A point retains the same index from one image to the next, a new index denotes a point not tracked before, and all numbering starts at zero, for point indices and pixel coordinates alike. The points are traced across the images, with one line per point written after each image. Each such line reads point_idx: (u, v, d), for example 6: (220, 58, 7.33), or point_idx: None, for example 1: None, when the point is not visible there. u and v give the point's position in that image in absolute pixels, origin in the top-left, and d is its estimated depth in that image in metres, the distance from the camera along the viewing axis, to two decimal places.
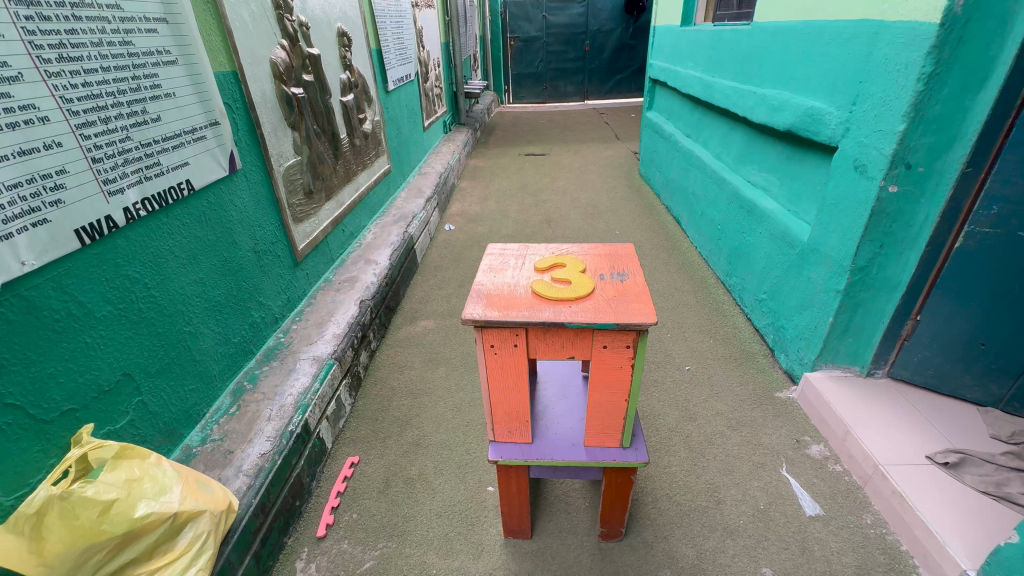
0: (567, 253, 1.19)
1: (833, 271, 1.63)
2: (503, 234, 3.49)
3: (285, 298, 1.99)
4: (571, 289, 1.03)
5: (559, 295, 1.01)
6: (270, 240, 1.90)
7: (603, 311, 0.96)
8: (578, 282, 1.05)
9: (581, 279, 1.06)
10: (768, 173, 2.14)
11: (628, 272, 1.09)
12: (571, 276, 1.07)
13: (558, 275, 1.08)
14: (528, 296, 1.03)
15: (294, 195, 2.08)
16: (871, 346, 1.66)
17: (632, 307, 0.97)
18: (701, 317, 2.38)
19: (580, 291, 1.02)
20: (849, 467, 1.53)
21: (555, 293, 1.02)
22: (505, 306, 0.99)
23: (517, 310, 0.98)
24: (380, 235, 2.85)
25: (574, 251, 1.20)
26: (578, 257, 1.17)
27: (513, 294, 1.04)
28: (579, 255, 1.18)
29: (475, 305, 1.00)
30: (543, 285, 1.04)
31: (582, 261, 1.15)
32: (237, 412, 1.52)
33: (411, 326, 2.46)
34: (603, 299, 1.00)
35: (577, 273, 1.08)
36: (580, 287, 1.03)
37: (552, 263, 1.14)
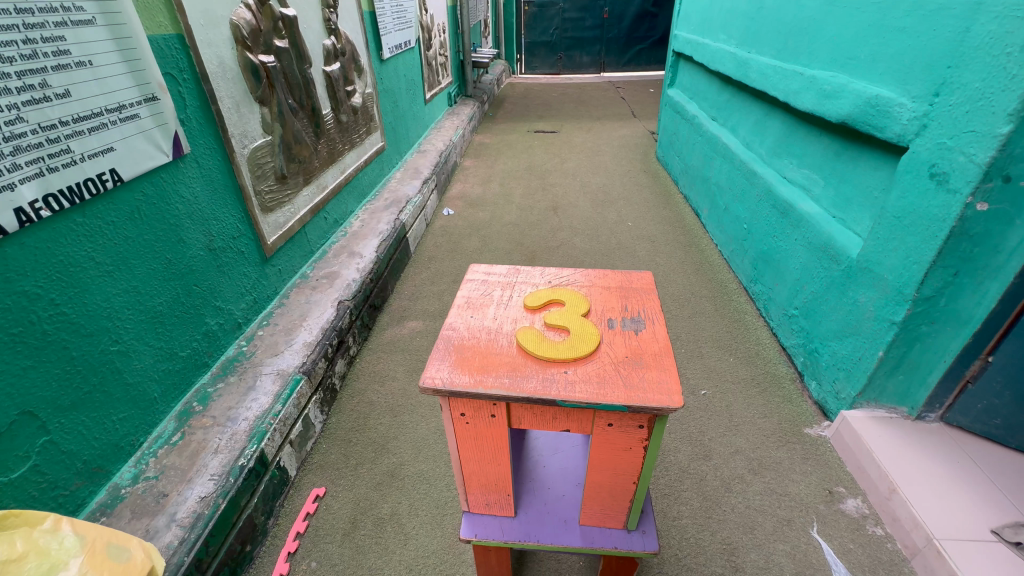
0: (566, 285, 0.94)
1: (888, 298, 1.36)
2: (506, 221, 3.22)
3: (250, 299, 1.76)
4: (568, 342, 0.78)
5: (552, 352, 0.76)
6: (232, 234, 1.66)
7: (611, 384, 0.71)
8: (578, 333, 0.80)
9: (583, 329, 0.81)
10: (810, 171, 1.84)
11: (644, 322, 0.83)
12: (569, 322, 0.82)
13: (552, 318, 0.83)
14: (512, 350, 0.78)
15: (263, 182, 1.83)
16: (926, 386, 1.41)
17: (651, 378, 0.71)
18: (720, 330, 2.12)
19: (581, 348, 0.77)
20: (892, 531, 1.30)
21: (547, 348, 0.77)
22: (479, 368, 0.75)
23: (495, 376, 0.73)
24: (368, 223, 2.59)
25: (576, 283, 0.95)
26: (581, 292, 0.92)
27: (492, 347, 0.79)
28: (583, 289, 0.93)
29: (441, 365, 0.76)
30: (532, 335, 0.80)
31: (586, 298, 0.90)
32: (181, 442, 1.32)
33: (398, 327, 2.24)
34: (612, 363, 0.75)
35: (577, 317, 0.83)
36: (579, 340, 0.78)
37: (546, 298, 0.89)
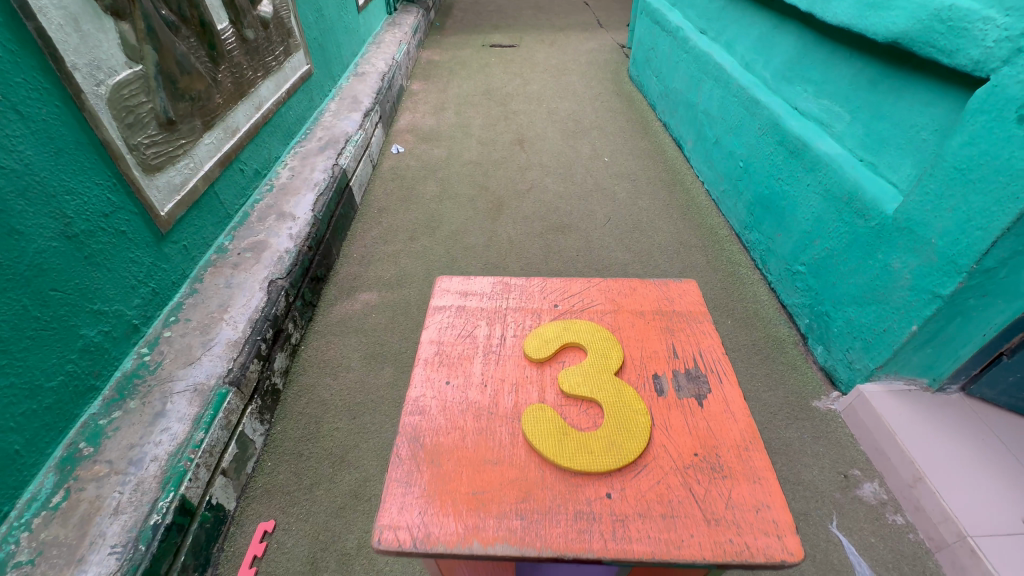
0: (576, 330, 1.07)
1: (933, 267, 1.15)
2: (465, 159, 2.79)
3: (148, 291, 1.36)
4: (602, 429, 0.88)
5: (588, 449, 0.85)
6: (100, 210, 1.22)
7: (695, 515, 0.77)
8: (614, 414, 0.90)
9: (625, 411, 0.91)
10: (832, 102, 1.55)
11: (724, 414, 0.91)
12: (598, 395, 0.94)
13: (577, 388, 0.96)
14: (517, 456, 0.86)
15: (139, 132, 1.35)
16: (956, 359, 1.27)
17: (746, 504, 0.78)
18: (714, 287, 1.92)
19: (634, 442, 0.86)
20: (914, 520, 1.21)
21: (577, 443, 0.86)
22: (484, 501, 0.79)
23: (497, 507, 0.78)
24: (299, 171, 2.11)
25: (588, 329, 1.08)
26: (592, 340, 1.05)
27: (487, 462, 0.84)
28: (594, 333, 1.07)
29: (412, 510, 0.78)
30: (557, 421, 0.89)
31: (612, 352, 1.02)
32: (65, 505, 1.00)
33: (348, 301, 1.90)
34: (681, 474, 0.83)
35: (607, 384, 0.96)
36: (619, 427, 0.88)
37: (553, 349, 1.03)
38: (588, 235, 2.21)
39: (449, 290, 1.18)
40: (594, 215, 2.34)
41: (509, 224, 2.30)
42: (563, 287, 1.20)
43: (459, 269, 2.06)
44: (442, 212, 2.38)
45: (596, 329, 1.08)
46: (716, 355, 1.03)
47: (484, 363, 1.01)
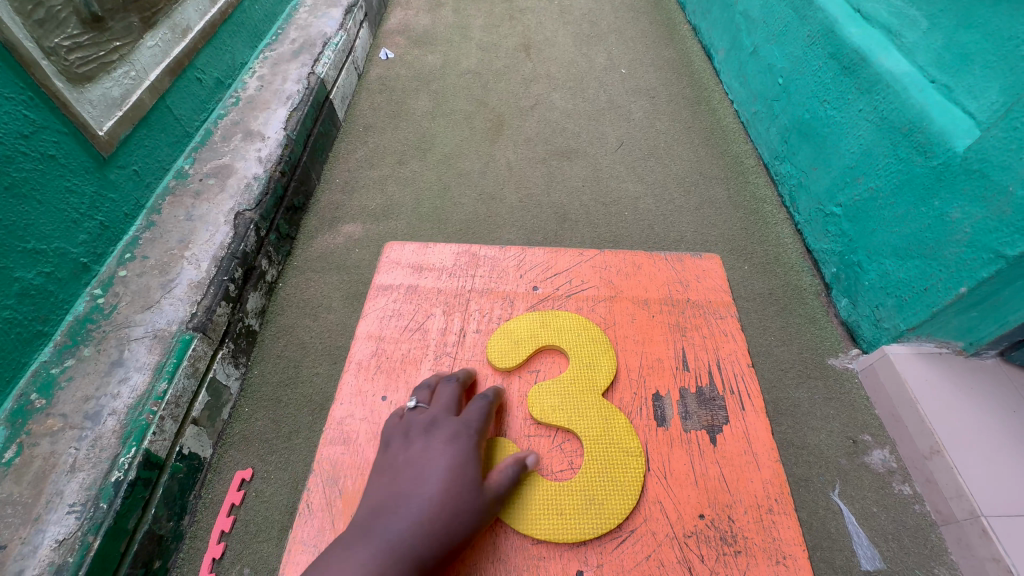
0: (555, 333, 0.97)
1: (1003, 222, 0.98)
2: (463, 68, 2.46)
3: (96, 226, 1.22)
4: (579, 482, 0.82)
5: (557, 512, 0.78)
6: (17, 130, 1.04)
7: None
8: (596, 459, 0.83)
9: (612, 456, 0.83)
10: (908, 3, 1.25)
11: (742, 457, 0.83)
12: (578, 428, 0.86)
13: (550, 415, 0.87)
14: None
15: (55, 31, 1.12)
16: (1002, 323, 1.09)
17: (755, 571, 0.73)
18: (733, 227, 1.73)
19: (619, 502, 0.79)
20: (922, 491, 1.14)
21: (544, 499, 0.80)
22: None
23: None
24: (269, 81, 1.84)
25: (574, 331, 0.97)
26: (576, 347, 0.94)
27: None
28: (581, 336, 0.96)
29: None
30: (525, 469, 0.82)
31: (598, 367, 0.92)
32: (19, 461, 0.94)
33: (330, 234, 1.75)
34: (680, 544, 0.76)
35: (592, 416, 0.87)
36: (597, 479, 0.81)
37: (524, 355, 0.94)
38: (597, 162, 1.98)
39: (400, 263, 1.08)
40: (605, 138, 2.08)
41: (509, 148, 2.06)
42: (546, 263, 1.07)
43: (451, 199, 1.87)
44: (434, 131, 2.13)
45: (585, 330, 0.97)
46: (739, 366, 0.92)
47: (432, 371, 0.93)
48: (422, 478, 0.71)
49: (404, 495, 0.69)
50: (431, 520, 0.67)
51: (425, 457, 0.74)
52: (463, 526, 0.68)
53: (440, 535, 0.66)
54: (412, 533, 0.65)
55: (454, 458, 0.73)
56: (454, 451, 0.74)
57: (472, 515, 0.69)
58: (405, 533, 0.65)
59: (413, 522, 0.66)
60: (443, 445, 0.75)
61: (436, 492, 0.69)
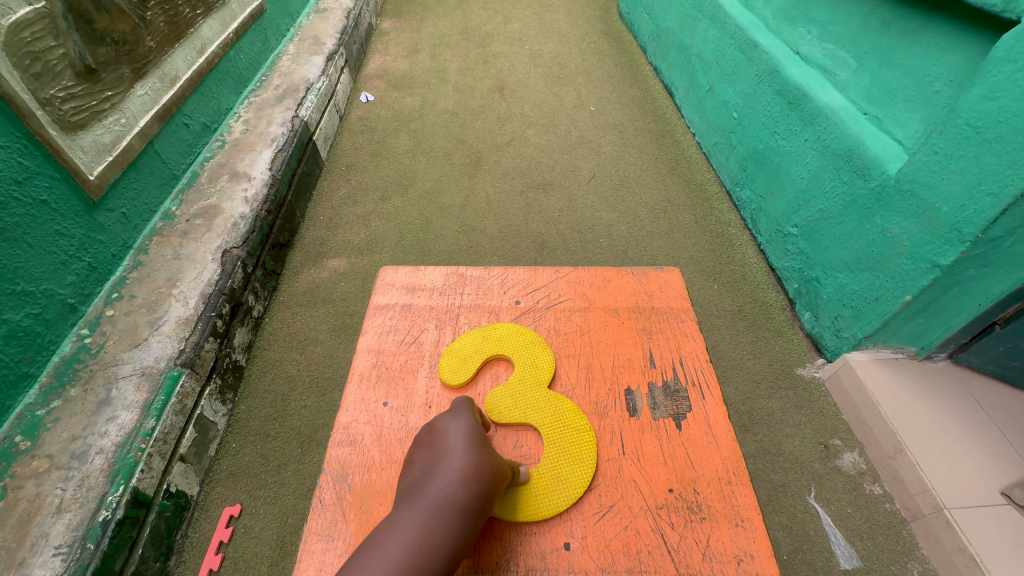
0: (494, 343, 1.02)
1: (934, 235, 1.08)
2: (441, 108, 2.58)
3: (84, 267, 1.23)
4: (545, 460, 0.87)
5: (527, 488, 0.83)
6: (11, 177, 1.07)
7: (667, 568, 0.75)
8: (552, 440, 0.88)
9: (566, 434, 0.89)
10: (838, 47, 1.41)
11: (704, 438, 0.89)
12: (533, 418, 0.91)
13: (507, 414, 0.93)
14: None
15: (51, 83, 1.17)
16: (947, 328, 1.21)
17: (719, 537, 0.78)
18: (702, 249, 1.83)
19: (580, 470, 0.85)
20: (891, 490, 1.21)
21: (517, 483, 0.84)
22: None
23: None
24: (254, 125, 1.91)
25: (507, 338, 1.02)
26: (517, 350, 1.00)
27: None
28: (513, 340, 1.02)
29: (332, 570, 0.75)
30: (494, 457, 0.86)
31: (541, 363, 0.99)
32: (2, 505, 0.93)
33: (315, 269, 1.79)
34: (653, 515, 0.80)
35: (542, 404, 0.93)
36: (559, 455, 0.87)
37: (474, 369, 0.98)
38: (571, 193, 2.09)
39: (394, 285, 1.13)
40: (578, 171, 2.20)
41: (488, 182, 2.16)
42: (527, 280, 1.14)
43: (433, 232, 1.94)
44: (415, 169, 2.22)
45: (516, 333, 1.03)
46: (699, 362, 0.99)
47: (429, 378, 0.97)
48: (449, 442, 0.72)
49: (433, 464, 0.69)
50: (466, 476, 0.68)
51: (443, 429, 0.75)
52: (491, 482, 0.70)
53: (473, 485, 0.67)
54: (455, 485, 0.66)
55: (471, 425, 0.76)
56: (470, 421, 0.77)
57: (495, 472, 0.72)
58: (446, 489, 0.65)
59: (453, 477, 0.67)
60: (456, 416, 0.77)
61: (467, 449, 0.71)
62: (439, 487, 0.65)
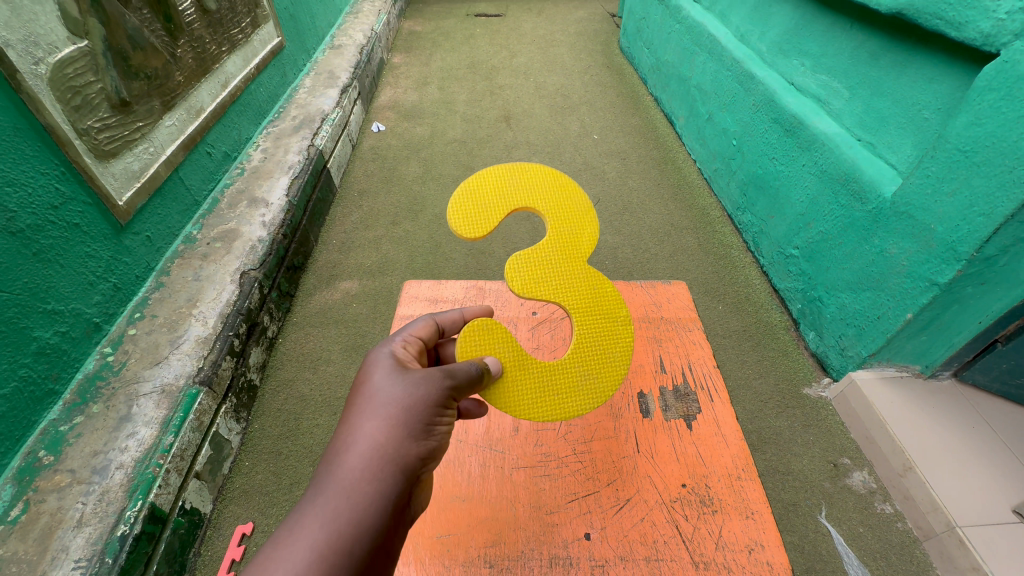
0: (527, 189, 0.93)
1: (931, 254, 1.11)
2: (449, 138, 2.68)
3: (109, 287, 1.28)
4: (576, 352, 0.88)
5: (546, 386, 0.86)
6: (48, 202, 1.13)
7: (683, 556, 0.82)
8: (589, 326, 0.89)
9: (603, 321, 0.90)
10: (831, 78, 1.49)
11: (713, 438, 0.97)
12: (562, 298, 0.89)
13: (533, 287, 0.88)
14: (486, 491, 0.91)
15: (88, 115, 1.25)
16: (949, 346, 1.23)
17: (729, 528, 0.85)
18: (705, 271, 1.87)
19: (614, 367, 0.89)
20: (903, 508, 1.21)
21: (536, 380, 0.86)
22: (451, 545, 0.84)
23: (465, 550, 0.83)
24: (272, 153, 2.00)
25: (544, 189, 0.94)
26: (554, 203, 0.93)
27: (455, 499, 0.89)
28: (550, 192, 0.94)
29: None
30: (502, 346, 0.86)
31: (583, 229, 0.92)
32: (25, 518, 0.95)
33: (328, 291, 1.83)
34: (667, 508, 0.88)
35: (576, 281, 0.90)
36: (589, 352, 0.88)
37: (501, 209, 0.90)
38: None
39: (419, 297, 1.22)
40: None
41: None
42: None
43: (443, 255, 1.99)
44: (425, 195, 2.29)
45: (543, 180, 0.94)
46: (706, 367, 1.09)
47: None
48: (367, 405, 0.67)
49: (350, 435, 0.65)
50: (389, 456, 0.64)
51: (375, 387, 0.69)
52: (416, 460, 0.67)
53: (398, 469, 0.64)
54: (363, 470, 0.62)
55: (411, 388, 0.69)
56: (400, 370, 0.72)
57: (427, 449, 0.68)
58: (366, 474, 0.62)
59: (364, 450, 0.63)
60: (399, 376, 0.70)
61: (385, 412, 0.66)
62: (349, 466, 0.62)
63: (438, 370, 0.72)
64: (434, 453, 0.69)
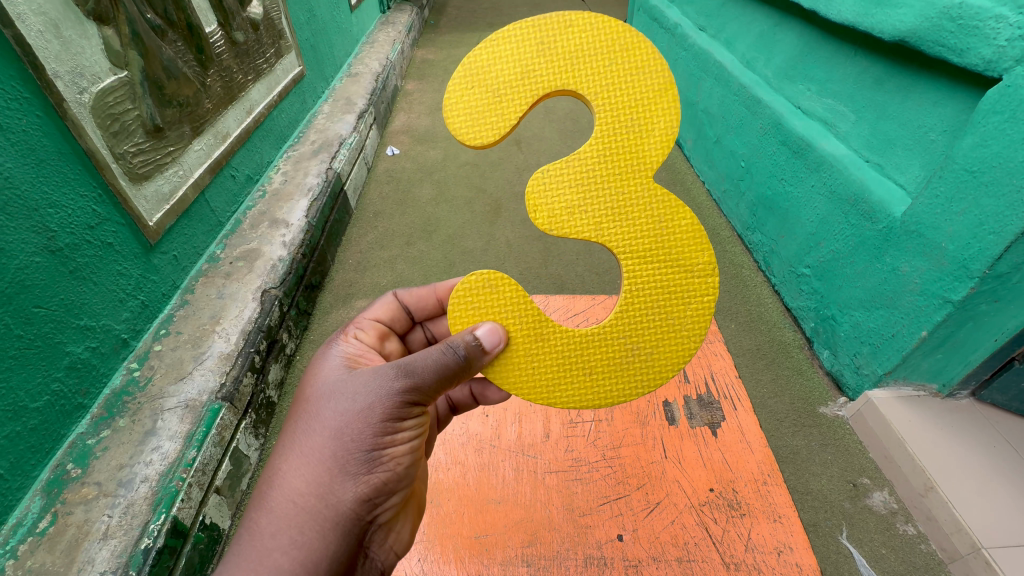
0: (565, 63, 0.76)
1: (944, 272, 1.12)
2: (461, 161, 2.75)
3: (137, 304, 1.32)
4: (622, 318, 0.81)
5: (569, 360, 0.82)
6: (86, 222, 1.18)
7: (714, 558, 0.87)
8: (645, 284, 0.81)
9: (666, 277, 0.80)
10: (837, 102, 1.53)
11: (739, 444, 1.01)
12: (610, 240, 0.79)
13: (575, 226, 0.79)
14: (522, 495, 0.96)
15: (125, 140, 1.31)
16: (966, 364, 1.24)
17: (758, 530, 0.90)
18: (717, 290, 1.89)
19: (677, 345, 0.82)
20: (925, 530, 1.20)
21: (566, 356, 0.82)
22: (489, 544, 0.89)
23: (503, 550, 0.89)
24: (292, 176, 2.07)
25: (591, 61, 0.76)
26: (606, 86, 0.76)
27: (491, 501, 0.95)
28: (604, 64, 0.76)
29: (412, 557, 0.87)
30: (504, 311, 0.81)
31: (650, 127, 0.77)
32: (53, 530, 0.97)
33: (345, 309, 1.87)
34: (697, 510, 0.93)
35: (633, 215, 0.79)
36: (642, 322, 0.81)
37: (533, 96, 0.76)
38: None
39: None
40: None
41: (508, 228, 2.27)
42: (566, 306, 1.34)
43: (457, 275, 2.03)
44: (438, 216, 2.34)
45: (602, 44, 0.76)
46: (729, 377, 1.13)
47: None
48: (297, 442, 0.71)
49: (276, 483, 0.69)
50: (311, 505, 0.67)
51: (306, 423, 0.72)
52: (347, 504, 0.68)
53: (320, 517, 0.67)
54: (281, 523, 0.66)
55: (337, 422, 0.70)
56: (342, 389, 0.73)
57: (359, 488, 0.68)
58: (284, 526, 0.66)
59: (283, 501, 0.67)
60: (329, 408, 0.71)
61: (307, 454, 0.69)
62: (265, 521, 0.67)
63: (379, 379, 0.70)
64: (376, 485, 0.70)
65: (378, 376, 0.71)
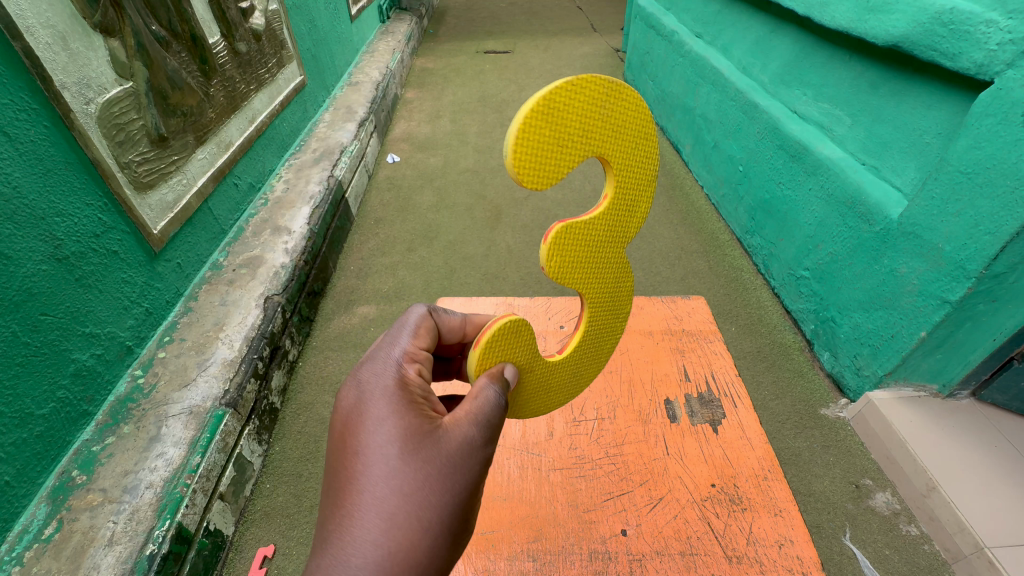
0: (612, 129, 0.72)
1: (941, 273, 1.13)
2: (461, 167, 2.78)
3: (141, 311, 1.33)
4: (571, 353, 0.90)
5: (538, 392, 0.89)
6: (92, 230, 1.19)
7: (716, 551, 0.87)
8: (593, 326, 0.90)
9: (609, 320, 0.92)
10: (833, 106, 1.55)
11: (739, 441, 1.02)
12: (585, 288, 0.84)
13: (571, 275, 0.79)
14: (526, 492, 0.97)
15: (130, 149, 1.33)
16: (965, 364, 1.24)
17: (760, 525, 0.90)
18: (717, 293, 1.90)
19: (594, 371, 0.97)
20: (928, 530, 1.20)
21: (530, 386, 0.88)
22: (494, 540, 0.90)
23: (508, 546, 0.89)
24: (294, 184, 2.08)
25: (627, 132, 0.74)
26: (629, 165, 0.77)
27: (496, 499, 0.95)
28: (633, 139, 0.76)
29: None
30: (517, 351, 0.82)
31: (640, 205, 0.82)
32: (59, 537, 0.97)
33: (347, 315, 1.88)
34: (699, 505, 0.93)
35: (603, 268, 0.84)
36: (581, 356, 0.92)
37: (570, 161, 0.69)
38: None
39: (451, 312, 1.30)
40: None
41: (508, 233, 2.28)
42: (567, 308, 1.35)
43: (458, 280, 2.04)
44: (439, 223, 2.36)
45: (636, 122, 0.74)
46: (729, 376, 1.14)
47: None
48: (372, 513, 0.61)
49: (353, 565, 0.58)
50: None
51: (387, 489, 0.62)
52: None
53: None
54: None
55: (428, 487, 0.63)
56: (433, 443, 0.65)
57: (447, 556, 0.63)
58: None
59: None
60: (415, 471, 0.63)
61: (395, 528, 0.60)
62: None
63: (470, 437, 0.67)
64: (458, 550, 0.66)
65: (467, 436, 0.67)
